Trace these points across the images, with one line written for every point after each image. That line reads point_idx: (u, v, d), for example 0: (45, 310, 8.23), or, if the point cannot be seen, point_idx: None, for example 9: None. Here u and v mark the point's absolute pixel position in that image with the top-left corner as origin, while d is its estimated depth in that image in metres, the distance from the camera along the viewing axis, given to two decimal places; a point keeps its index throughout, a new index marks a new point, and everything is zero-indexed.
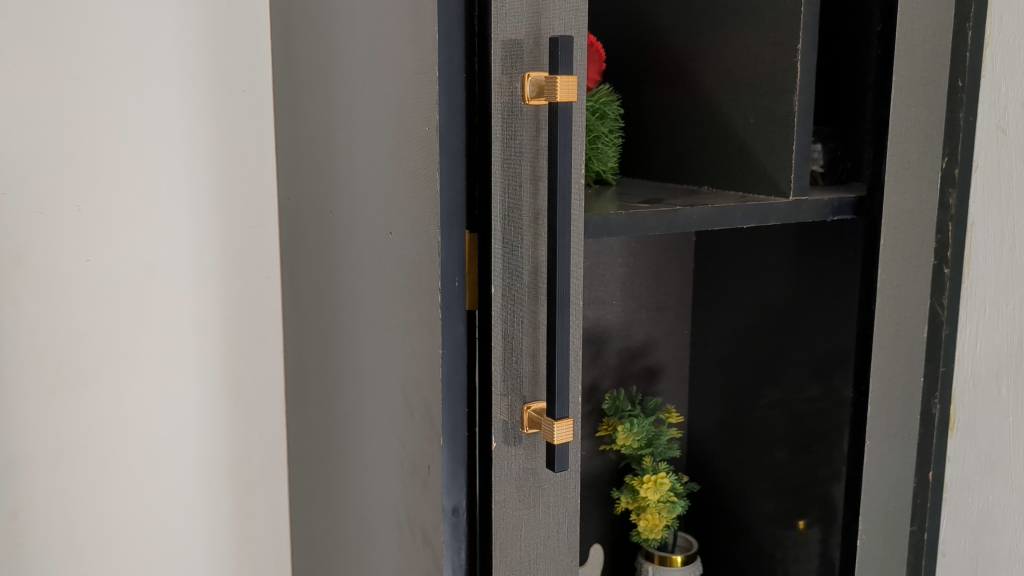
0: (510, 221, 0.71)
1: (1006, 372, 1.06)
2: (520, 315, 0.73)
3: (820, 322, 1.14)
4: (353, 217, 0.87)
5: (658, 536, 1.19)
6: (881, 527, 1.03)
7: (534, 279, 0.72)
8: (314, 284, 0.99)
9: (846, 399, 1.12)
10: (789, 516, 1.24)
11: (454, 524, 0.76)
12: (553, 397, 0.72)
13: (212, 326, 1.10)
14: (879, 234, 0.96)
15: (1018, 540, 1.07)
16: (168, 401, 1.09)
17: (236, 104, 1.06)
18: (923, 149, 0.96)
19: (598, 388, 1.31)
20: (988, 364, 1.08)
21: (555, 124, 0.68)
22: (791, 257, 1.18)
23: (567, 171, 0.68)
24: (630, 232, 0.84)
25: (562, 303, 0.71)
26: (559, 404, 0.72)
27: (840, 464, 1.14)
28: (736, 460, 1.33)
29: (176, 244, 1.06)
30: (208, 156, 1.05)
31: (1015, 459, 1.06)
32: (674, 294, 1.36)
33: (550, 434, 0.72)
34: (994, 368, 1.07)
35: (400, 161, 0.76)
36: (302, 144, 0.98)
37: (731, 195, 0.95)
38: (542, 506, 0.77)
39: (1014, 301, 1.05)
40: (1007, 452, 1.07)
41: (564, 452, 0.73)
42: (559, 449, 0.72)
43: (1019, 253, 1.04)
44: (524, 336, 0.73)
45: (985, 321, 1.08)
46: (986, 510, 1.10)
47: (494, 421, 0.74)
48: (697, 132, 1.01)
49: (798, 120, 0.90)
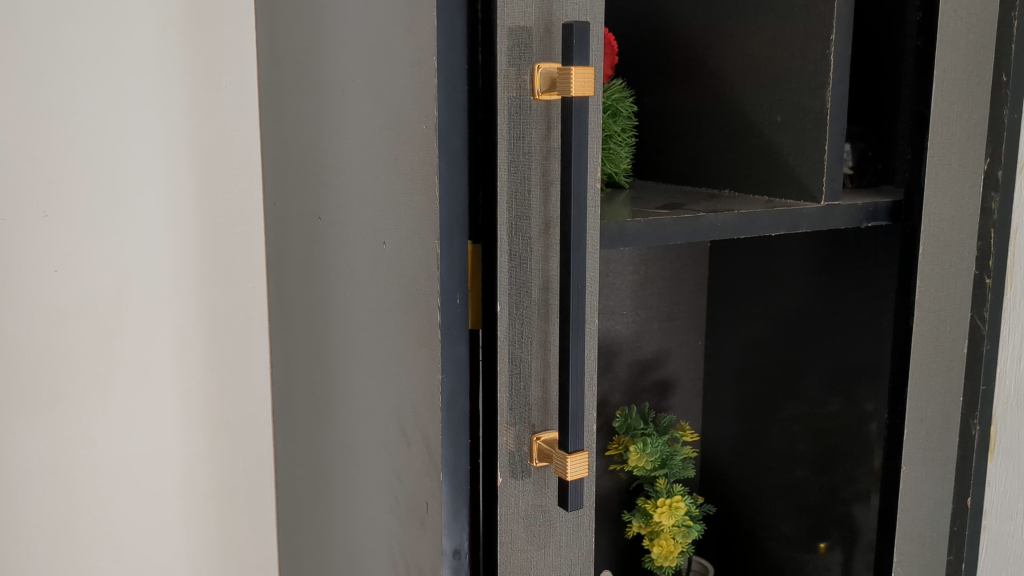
0: (517, 231, 0.63)
1: None
2: (529, 335, 0.65)
3: (846, 334, 1.06)
4: (343, 224, 0.79)
5: (673, 564, 1.11)
6: (915, 558, 0.96)
7: (545, 296, 0.65)
8: (302, 295, 0.91)
9: (873, 416, 1.04)
10: (810, 538, 1.16)
11: (455, 568, 0.68)
12: (565, 428, 0.64)
13: (193, 340, 1.02)
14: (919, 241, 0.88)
15: None
16: (144, 422, 1.01)
17: (218, 101, 0.98)
18: (964, 148, 0.89)
19: (607, 403, 1.23)
20: None
21: (569, 121, 0.60)
22: (814, 265, 1.10)
23: (583, 175, 0.61)
24: (649, 242, 0.76)
25: (577, 323, 0.63)
26: (573, 435, 0.64)
27: (866, 485, 1.06)
28: (751, 478, 1.25)
29: (153, 253, 0.98)
30: (187, 158, 0.98)
31: None
32: (687, 303, 1.29)
33: (563, 470, 0.64)
34: None
35: (394, 163, 0.68)
36: (290, 144, 0.90)
37: (757, 199, 0.87)
38: (553, 546, 0.69)
39: None
40: None
41: (578, 489, 0.65)
42: (573, 485, 0.65)
43: None
44: (533, 359, 0.66)
45: None
46: None
47: (500, 453, 0.66)
48: (717, 131, 0.93)
49: (831, 118, 0.82)
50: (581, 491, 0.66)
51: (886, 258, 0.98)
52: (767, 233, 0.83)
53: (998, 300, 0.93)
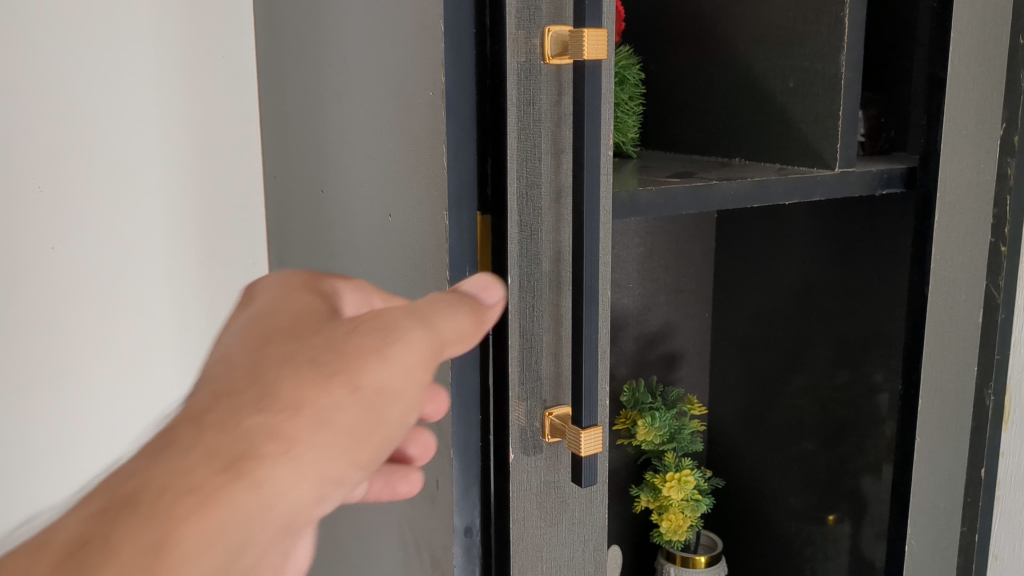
0: (527, 201, 0.61)
1: None
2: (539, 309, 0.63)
3: (856, 304, 1.05)
4: (346, 196, 0.77)
5: (683, 538, 1.09)
6: (928, 530, 0.95)
7: (556, 267, 0.63)
8: (304, 270, 0.90)
9: (882, 387, 1.02)
10: (818, 511, 1.15)
11: (467, 546, 0.67)
12: (579, 403, 0.62)
13: (194, 318, 1.00)
14: (934, 208, 0.86)
15: None
16: (147, 403, 0.99)
17: (215, 73, 0.96)
18: (980, 113, 0.87)
19: (614, 377, 1.22)
20: None
21: (581, 86, 0.58)
22: (823, 234, 1.08)
23: (596, 142, 0.59)
24: (660, 210, 0.74)
25: (591, 294, 0.61)
26: (587, 411, 0.62)
27: (876, 456, 1.05)
28: (759, 451, 1.24)
29: (152, 229, 0.96)
30: (185, 130, 0.95)
31: None
32: (694, 275, 1.27)
33: (576, 446, 0.63)
34: None
35: (399, 132, 0.66)
36: (290, 115, 0.88)
37: (768, 167, 0.86)
38: (566, 523, 0.68)
39: None
40: None
41: (592, 464, 0.64)
42: (587, 461, 0.63)
43: None
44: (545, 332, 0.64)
45: None
46: None
47: (511, 427, 0.64)
48: (728, 99, 0.91)
49: (846, 83, 0.80)
50: (595, 467, 0.65)
51: (901, 226, 0.96)
52: (781, 202, 0.81)
53: (1013, 269, 0.91)
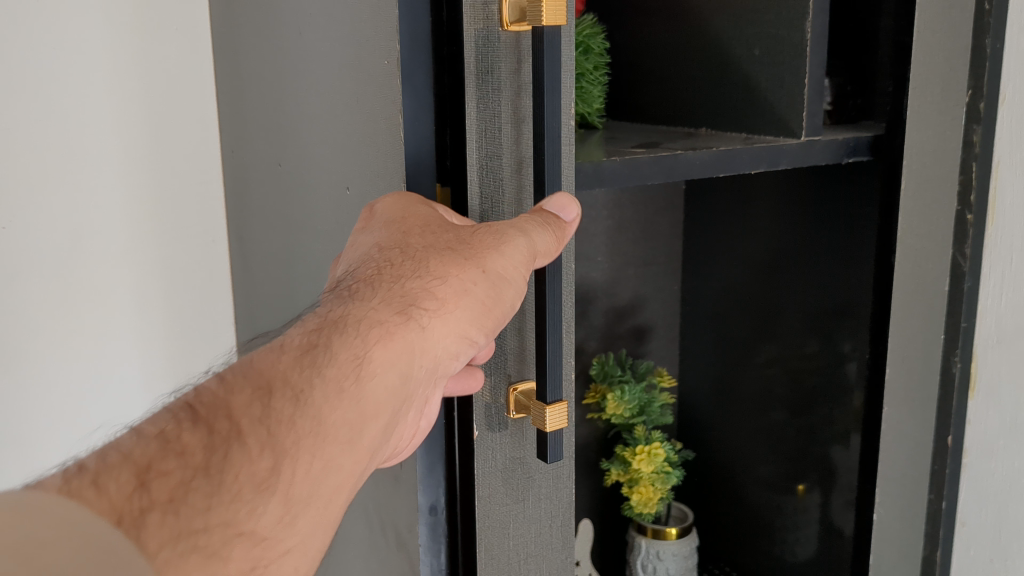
0: (488, 172, 0.60)
1: None
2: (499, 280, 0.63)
3: (825, 274, 1.04)
4: (304, 170, 0.75)
5: (653, 510, 1.09)
6: (896, 499, 0.95)
7: None
8: (265, 248, 0.88)
9: (847, 355, 1.03)
10: (787, 481, 1.15)
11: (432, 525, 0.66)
12: (543, 377, 0.61)
13: (152, 297, 0.98)
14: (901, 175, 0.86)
15: None
16: (105, 385, 0.97)
17: (169, 44, 0.93)
18: (946, 80, 0.86)
19: (583, 351, 1.21)
20: (1014, 320, 0.94)
21: (540, 54, 0.56)
22: (791, 204, 1.08)
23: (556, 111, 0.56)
24: (625, 181, 0.73)
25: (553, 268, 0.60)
26: (551, 385, 0.61)
27: (844, 426, 1.05)
28: (729, 422, 1.24)
29: (107, 205, 0.93)
30: (139, 105, 0.93)
31: None
32: (664, 247, 1.26)
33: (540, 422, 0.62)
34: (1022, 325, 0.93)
35: (355, 104, 0.65)
36: (246, 88, 0.86)
37: (735, 137, 0.85)
38: (532, 499, 0.67)
39: None
40: None
41: (558, 439, 0.63)
42: (552, 437, 0.62)
43: None
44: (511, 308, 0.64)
45: (1012, 272, 0.93)
46: (1011, 477, 0.97)
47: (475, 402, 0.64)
48: (694, 68, 0.90)
49: (811, 50, 0.79)
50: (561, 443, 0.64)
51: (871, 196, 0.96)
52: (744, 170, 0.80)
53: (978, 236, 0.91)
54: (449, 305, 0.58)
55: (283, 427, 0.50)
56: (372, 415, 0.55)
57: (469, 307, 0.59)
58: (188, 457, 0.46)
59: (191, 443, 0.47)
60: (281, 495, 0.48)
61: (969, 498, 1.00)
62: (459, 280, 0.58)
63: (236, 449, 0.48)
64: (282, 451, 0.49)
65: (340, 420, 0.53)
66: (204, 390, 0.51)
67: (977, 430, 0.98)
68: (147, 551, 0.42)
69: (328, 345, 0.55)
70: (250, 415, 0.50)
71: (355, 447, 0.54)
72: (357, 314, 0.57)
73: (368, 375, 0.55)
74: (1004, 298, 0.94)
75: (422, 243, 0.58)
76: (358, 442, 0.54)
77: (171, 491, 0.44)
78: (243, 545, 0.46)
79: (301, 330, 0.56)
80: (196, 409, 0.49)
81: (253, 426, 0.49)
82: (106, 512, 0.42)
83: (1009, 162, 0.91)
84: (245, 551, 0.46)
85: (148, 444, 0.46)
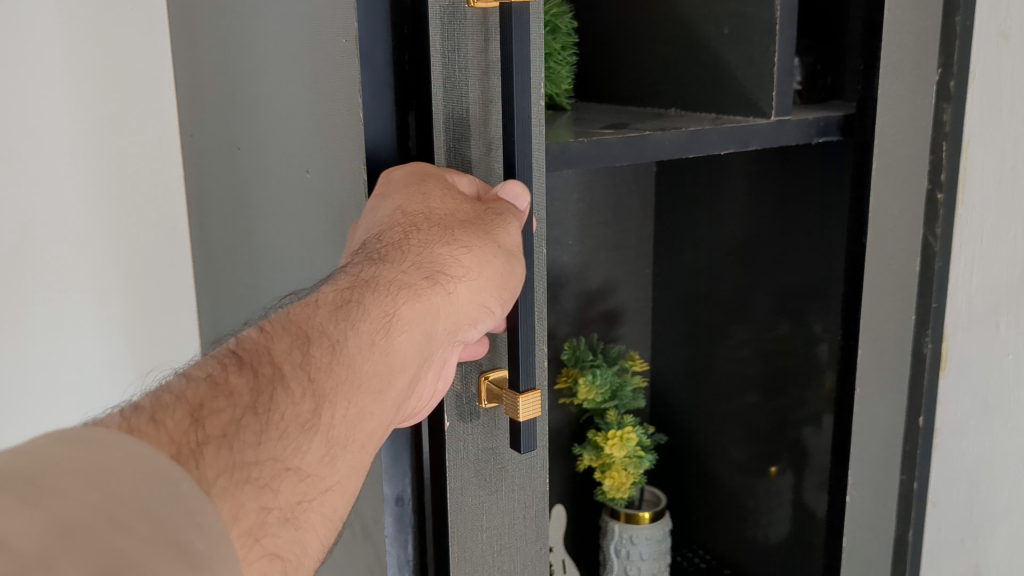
0: (456, 155, 0.59)
1: (1005, 310, 0.92)
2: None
3: (797, 256, 1.04)
4: (263, 154, 0.74)
5: (626, 495, 1.07)
6: (868, 481, 0.95)
7: None
8: (226, 234, 0.86)
9: (818, 336, 1.03)
10: (760, 463, 1.15)
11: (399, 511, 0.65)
12: (516, 366, 0.59)
13: (110, 285, 0.96)
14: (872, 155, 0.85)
15: (1016, 489, 0.95)
16: (63, 376, 0.94)
17: (123, 26, 0.90)
18: (916, 59, 0.86)
19: (555, 335, 1.19)
20: (984, 299, 0.93)
21: (508, 32, 0.54)
22: (762, 185, 1.07)
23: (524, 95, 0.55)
24: (592, 163, 0.72)
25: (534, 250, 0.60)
26: (523, 375, 0.59)
27: (816, 407, 1.05)
28: (701, 403, 1.24)
29: (62, 191, 0.91)
30: (93, 88, 0.90)
31: (1013, 402, 0.93)
32: (635, 230, 1.25)
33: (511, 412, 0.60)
34: (991, 304, 0.93)
35: (314, 84, 0.63)
36: (204, 71, 0.83)
37: (703, 117, 0.83)
38: (505, 489, 0.65)
39: (1016, 226, 0.90)
40: (1007, 394, 0.93)
41: (531, 430, 0.61)
42: (525, 427, 0.60)
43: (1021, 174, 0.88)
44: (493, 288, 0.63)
45: (983, 251, 0.92)
46: (981, 458, 0.97)
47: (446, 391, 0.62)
48: (663, 48, 0.89)
49: (780, 28, 0.78)
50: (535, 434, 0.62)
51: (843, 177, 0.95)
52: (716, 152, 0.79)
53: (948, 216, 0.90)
54: (474, 268, 0.57)
55: (321, 373, 0.50)
56: (400, 369, 0.54)
57: (491, 274, 0.57)
58: (236, 398, 0.46)
59: (238, 385, 0.47)
60: (322, 437, 0.48)
61: (940, 477, 1.00)
62: (482, 246, 0.57)
63: (280, 393, 0.47)
64: (322, 395, 0.49)
65: (370, 375, 0.52)
66: (245, 338, 0.51)
67: (948, 411, 0.98)
68: (204, 480, 0.42)
69: (361, 301, 0.53)
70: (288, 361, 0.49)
71: (386, 399, 0.53)
72: (386, 273, 0.55)
73: (397, 333, 0.54)
74: (974, 278, 0.94)
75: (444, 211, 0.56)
76: (389, 394, 0.53)
77: (224, 427, 0.44)
78: (291, 480, 0.45)
79: (332, 287, 0.55)
80: (241, 355, 0.49)
81: (293, 371, 0.49)
82: (165, 444, 0.42)
83: (977, 142, 0.90)
84: (292, 485, 0.45)
85: (198, 385, 0.47)
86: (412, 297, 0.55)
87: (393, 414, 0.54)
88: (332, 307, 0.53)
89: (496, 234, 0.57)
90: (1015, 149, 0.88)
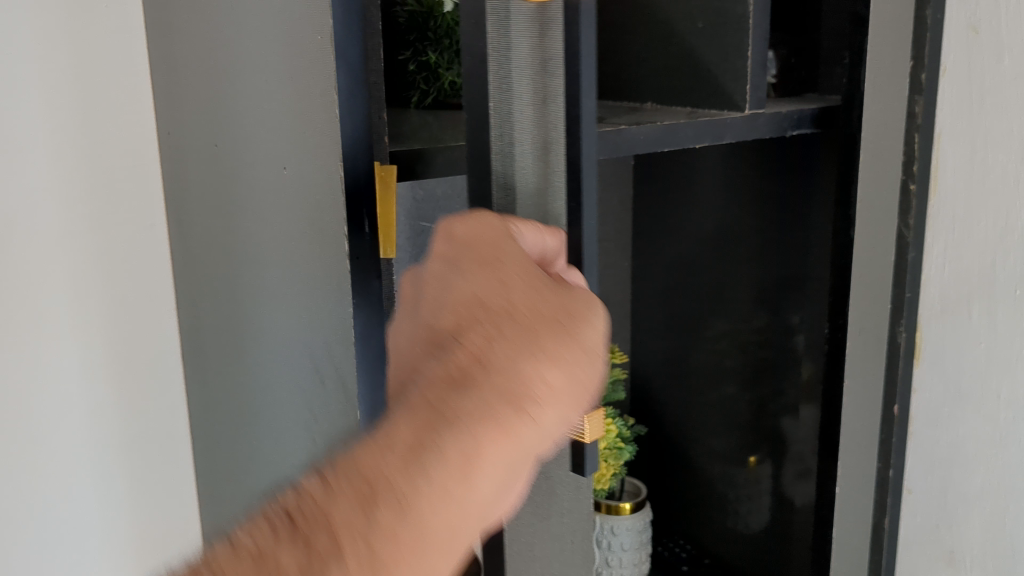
0: (511, 162, 0.57)
1: (976, 300, 0.93)
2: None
3: (773, 247, 1.05)
4: (240, 150, 0.73)
5: (606, 487, 1.09)
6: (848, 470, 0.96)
7: None
8: (205, 230, 0.85)
9: (795, 327, 1.04)
10: (740, 452, 1.16)
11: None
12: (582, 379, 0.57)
13: (89, 283, 0.94)
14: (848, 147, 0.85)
15: (989, 476, 0.96)
16: (43, 376, 0.92)
17: (98, 23, 0.89)
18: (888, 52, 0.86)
19: None
20: (957, 288, 0.94)
21: (568, 26, 0.51)
22: (739, 178, 1.08)
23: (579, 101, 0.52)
24: None
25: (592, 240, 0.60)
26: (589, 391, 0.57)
27: (795, 397, 1.06)
28: (680, 394, 1.25)
29: (39, 188, 0.89)
30: (69, 85, 0.89)
31: (986, 389, 0.94)
32: (612, 224, 1.26)
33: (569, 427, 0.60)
34: (963, 294, 0.94)
35: (289, 81, 0.63)
36: (181, 67, 0.83)
37: (679, 112, 0.85)
38: (555, 515, 0.63)
39: (986, 217, 0.91)
40: (980, 382, 0.94)
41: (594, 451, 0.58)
42: (588, 448, 0.58)
43: (991, 166, 0.89)
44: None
45: (955, 241, 0.94)
46: (955, 444, 0.98)
47: None
48: (640, 43, 0.89)
49: (755, 21, 0.78)
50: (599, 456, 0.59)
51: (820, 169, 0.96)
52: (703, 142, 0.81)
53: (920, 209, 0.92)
54: (563, 390, 0.50)
55: (387, 536, 0.45)
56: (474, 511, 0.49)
57: (572, 396, 0.50)
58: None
59: (290, 562, 0.43)
60: None
61: (915, 464, 1.02)
62: (568, 365, 0.50)
63: (334, 569, 0.43)
64: (385, 566, 0.44)
65: (443, 528, 0.47)
66: (306, 491, 0.46)
67: (923, 398, 1.00)
68: None
69: (435, 445, 0.47)
70: (345, 520, 0.45)
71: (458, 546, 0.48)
72: (459, 403, 0.48)
73: (473, 477, 0.48)
74: (945, 268, 0.95)
75: (518, 329, 0.50)
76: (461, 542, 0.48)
77: None
78: None
79: (405, 415, 0.49)
80: (297, 519, 0.45)
81: (353, 538, 0.44)
82: None
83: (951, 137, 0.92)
84: None
85: (245, 564, 0.43)
86: (497, 432, 0.48)
87: (457, 552, 0.49)
88: (400, 452, 0.47)
89: (583, 341, 0.51)
90: (984, 142, 0.89)
